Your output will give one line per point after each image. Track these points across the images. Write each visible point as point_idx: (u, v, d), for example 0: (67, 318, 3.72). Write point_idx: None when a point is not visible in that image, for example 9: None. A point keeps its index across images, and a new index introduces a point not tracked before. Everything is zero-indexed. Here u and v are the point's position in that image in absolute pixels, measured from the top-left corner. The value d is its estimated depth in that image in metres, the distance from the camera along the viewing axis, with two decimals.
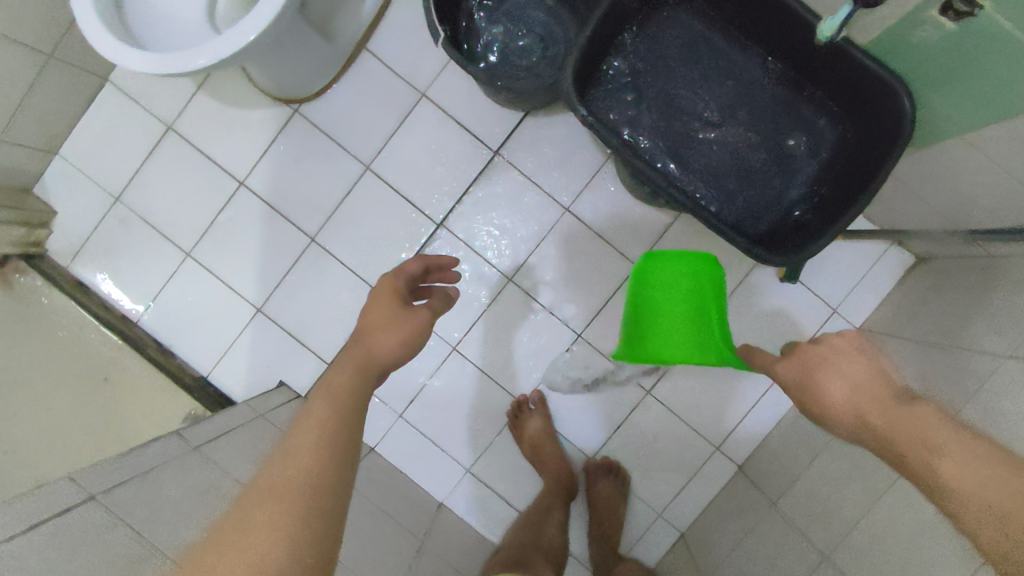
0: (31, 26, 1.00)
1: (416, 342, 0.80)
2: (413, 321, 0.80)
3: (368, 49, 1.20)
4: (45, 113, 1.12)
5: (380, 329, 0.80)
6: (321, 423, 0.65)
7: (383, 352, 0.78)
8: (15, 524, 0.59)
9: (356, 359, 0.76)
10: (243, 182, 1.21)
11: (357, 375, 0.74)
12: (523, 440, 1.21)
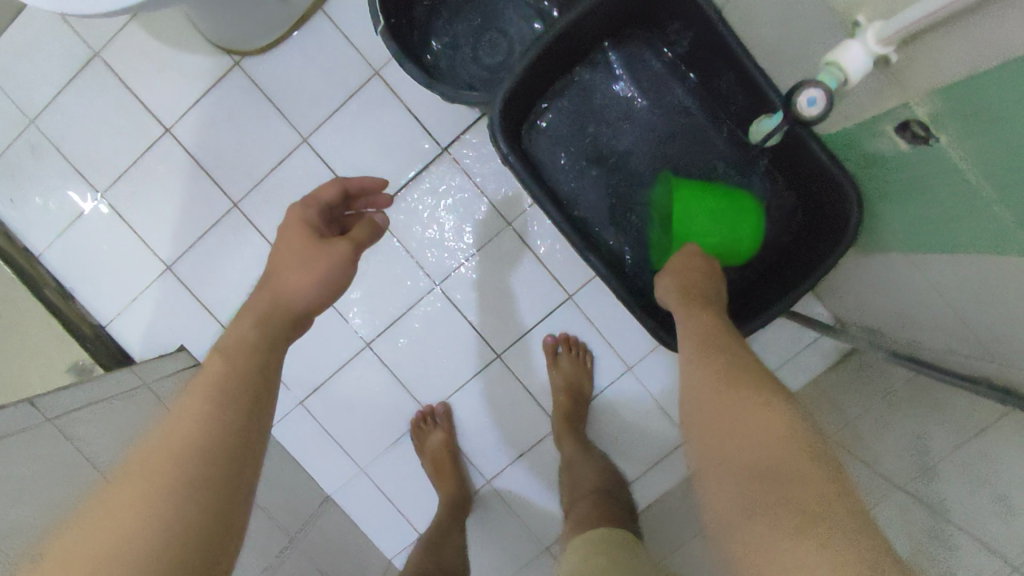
0: None
1: (335, 278, 0.70)
2: (330, 254, 0.71)
3: (325, 12, 1.09)
4: None
5: (289, 269, 0.70)
6: (207, 397, 0.56)
7: (294, 293, 0.69)
8: None
9: (258, 309, 0.68)
10: (170, 130, 1.12)
11: (256, 328, 0.65)
12: (424, 455, 1.16)
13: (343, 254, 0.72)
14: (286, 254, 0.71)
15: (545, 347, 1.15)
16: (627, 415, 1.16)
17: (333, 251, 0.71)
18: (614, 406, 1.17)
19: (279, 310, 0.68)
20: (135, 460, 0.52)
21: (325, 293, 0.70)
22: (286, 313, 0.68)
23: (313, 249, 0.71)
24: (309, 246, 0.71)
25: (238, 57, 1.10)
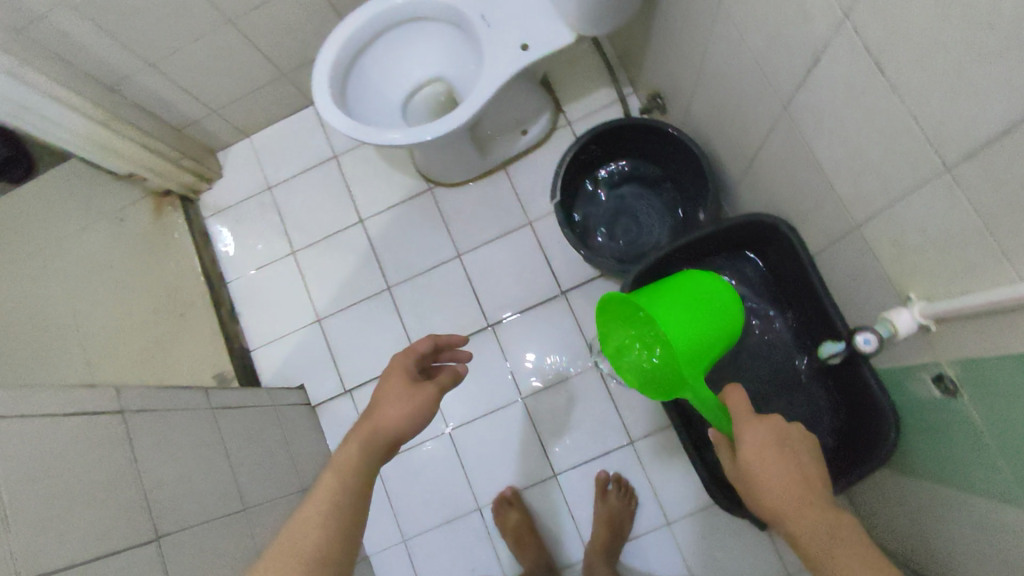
0: (286, 57, 1.31)
1: (423, 414, 0.87)
2: (423, 396, 0.88)
3: (507, 171, 1.41)
4: (256, 109, 1.42)
5: (390, 404, 0.87)
6: (326, 497, 0.78)
7: (391, 425, 0.85)
8: (62, 405, 0.79)
9: (363, 431, 0.84)
10: (363, 221, 1.45)
11: (358, 452, 0.82)
12: (506, 531, 1.27)
13: (431, 397, 0.89)
14: (389, 390, 0.89)
15: (597, 479, 1.28)
16: (656, 569, 1.25)
17: (425, 392, 0.89)
18: (644, 557, 1.26)
19: (376, 433, 0.84)
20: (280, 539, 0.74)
21: (411, 427, 0.86)
22: (382, 439, 0.85)
23: (409, 390, 0.89)
24: (406, 388, 0.89)
25: (433, 185, 1.44)
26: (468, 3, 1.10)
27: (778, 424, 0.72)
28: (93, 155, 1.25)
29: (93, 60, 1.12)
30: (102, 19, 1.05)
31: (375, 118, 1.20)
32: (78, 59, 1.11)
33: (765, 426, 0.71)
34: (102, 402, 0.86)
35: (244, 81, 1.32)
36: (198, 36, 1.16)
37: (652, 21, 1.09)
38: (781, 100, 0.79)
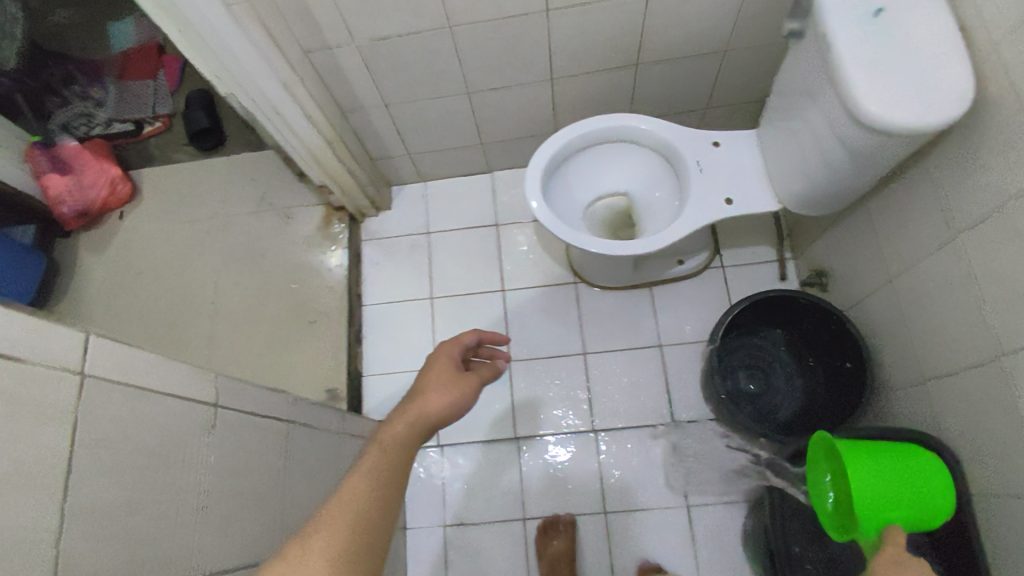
0: (493, 130, 1.42)
1: (465, 402, 0.83)
2: (466, 387, 0.84)
3: (652, 291, 1.47)
4: (444, 162, 1.54)
5: (433, 389, 0.83)
6: (379, 470, 0.68)
7: (435, 409, 0.80)
8: (250, 404, 0.83)
9: (409, 412, 0.78)
10: (504, 291, 1.52)
11: (406, 432, 0.75)
12: (542, 556, 1.29)
13: (472, 389, 0.85)
14: (434, 375, 0.85)
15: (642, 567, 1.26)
16: None
17: (467, 383, 0.85)
18: None
19: (422, 413, 0.78)
20: (324, 506, 0.63)
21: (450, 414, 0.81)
22: (426, 425, 0.78)
23: (451, 377, 0.85)
24: (450, 376, 0.85)
25: (580, 280, 1.51)
26: (685, 145, 1.19)
27: None
28: (303, 163, 1.35)
29: (348, 91, 1.25)
30: (372, 65, 1.18)
31: (562, 214, 1.28)
32: (336, 87, 1.24)
33: None
34: (278, 410, 0.91)
35: (450, 139, 1.44)
36: (437, 97, 1.29)
37: (848, 213, 1.15)
38: (994, 347, 0.82)
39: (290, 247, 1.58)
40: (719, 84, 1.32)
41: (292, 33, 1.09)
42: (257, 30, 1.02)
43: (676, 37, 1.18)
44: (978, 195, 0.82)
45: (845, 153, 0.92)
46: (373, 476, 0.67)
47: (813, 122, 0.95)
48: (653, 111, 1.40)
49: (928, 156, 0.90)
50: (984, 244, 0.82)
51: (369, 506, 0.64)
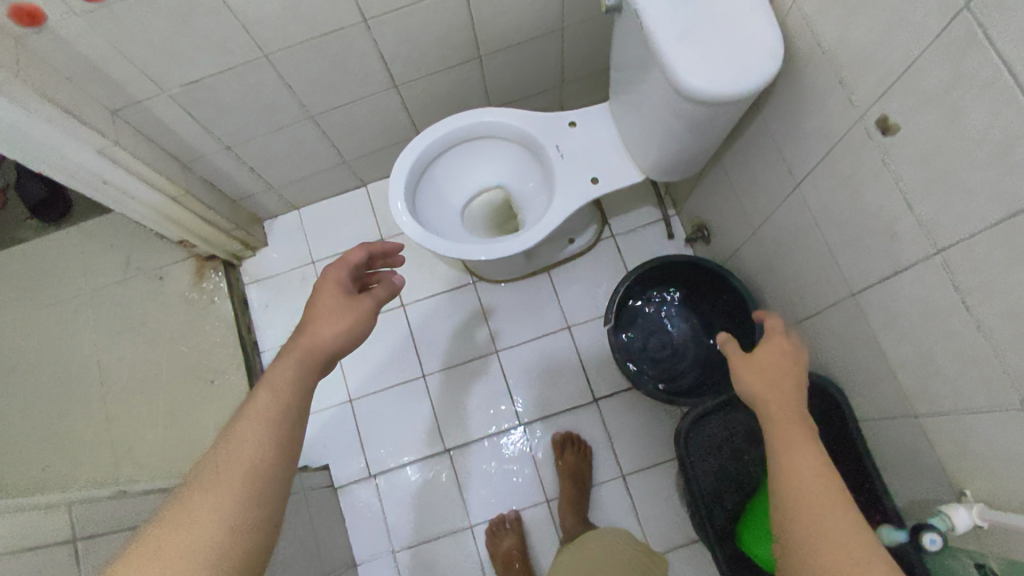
0: (351, 146, 1.35)
1: (362, 326, 0.76)
2: (358, 308, 0.77)
3: (550, 274, 1.47)
4: (312, 187, 1.46)
5: (323, 316, 0.75)
6: (265, 411, 0.62)
7: (326, 337, 0.73)
8: (128, 519, 0.77)
9: (299, 346, 0.71)
10: (404, 306, 1.48)
11: (297, 365, 0.69)
12: (495, 558, 1.30)
13: (369, 309, 0.78)
14: (323, 303, 0.77)
15: (553, 441, 1.36)
16: None
17: (359, 307, 0.78)
18: None
19: (313, 344, 0.72)
20: (208, 455, 0.58)
21: (349, 339, 0.75)
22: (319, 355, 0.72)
23: (342, 302, 0.77)
24: (341, 300, 0.78)
25: (479, 279, 1.48)
26: (541, 131, 1.16)
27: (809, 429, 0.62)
28: (152, 223, 1.24)
29: (178, 141, 1.14)
30: (195, 110, 1.07)
31: (437, 220, 1.24)
32: (164, 141, 1.12)
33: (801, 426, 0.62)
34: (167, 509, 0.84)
35: (307, 164, 1.35)
36: (279, 127, 1.20)
37: (708, 168, 1.17)
38: (848, 285, 0.86)
39: (167, 309, 1.46)
40: (568, 58, 1.29)
41: (89, 96, 0.96)
42: (42, 103, 0.89)
43: (511, 22, 1.14)
44: (810, 145, 0.84)
45: (685, 122, 0.91)
46: (263, 419, 0.61)
47: (650, 95, 0.95)
48: (510, 95, 1.36)
49: (761, 111, 0.92)
50: (822, 190, 0.84)
51: (262, 448, 0.59)
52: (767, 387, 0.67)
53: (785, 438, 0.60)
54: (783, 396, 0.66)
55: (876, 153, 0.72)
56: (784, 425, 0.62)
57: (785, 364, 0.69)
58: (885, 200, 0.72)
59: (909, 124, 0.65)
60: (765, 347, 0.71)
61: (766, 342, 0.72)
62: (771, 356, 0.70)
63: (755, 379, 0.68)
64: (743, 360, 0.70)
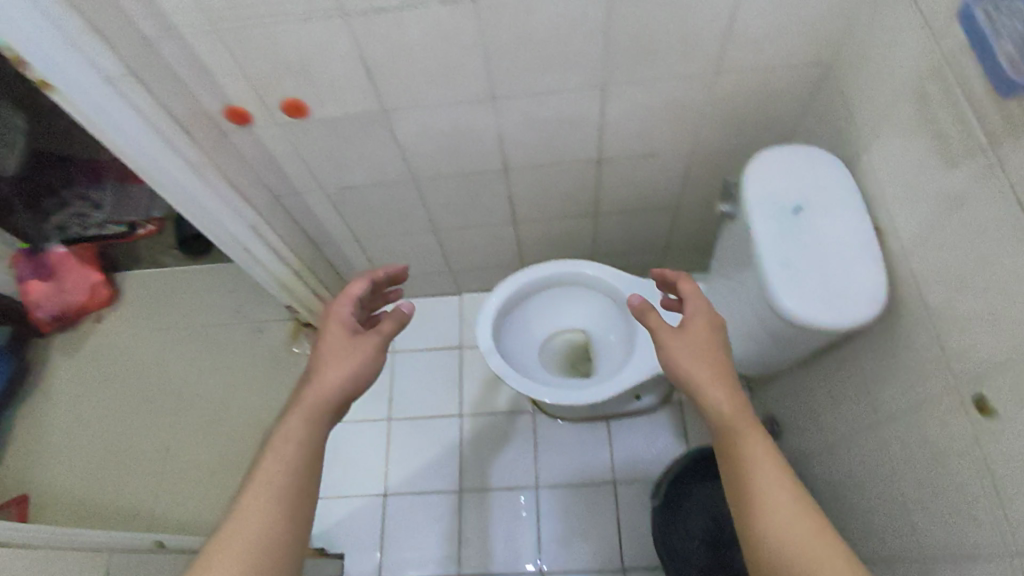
0: (458, 259, 1.46)
1: (368, 369, 0.82)
2: (362, 350, 0.83)
3: (608, 424, 1.47)
4: (412, 284, 1.57)
5: (330, 359, 0.82)
6: (273, 474, 0.70)
7: (333, 384, 0.79)
8: None
9: (307, 397, 0.78)
10: (462, 415, 1.52)
11: (305, 421, 0.76)
12: None
13: (374, 347, 0.84)
14: (331, 345, 0.83)
15: None
16: None
17: (362, 348, 0.83)
18: None
19: (318, 391, 0.78)
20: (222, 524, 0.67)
21: (356, 379, 0.81)
22: (328, 403, 0.78)
23: (346, 342, 0.84)
24: (346, 342, 0.84)
25: (536, 409, 1.51)
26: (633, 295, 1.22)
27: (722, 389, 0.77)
28: (271, 287, 1.37)
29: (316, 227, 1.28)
30: (340, 208, 1.21)
31: (513, 349, 1.30)
32: (305, 225, 1.27)
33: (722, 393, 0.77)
34: None
35: (415, 267, 1.47)
36: (403, 233, 1.33)
37: (791, 372, 1.17)
38: (918, 547, 0.81)
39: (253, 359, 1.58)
40: (675, 230, 1.37)
41: (262, 184, 1.10)
42: (225, 186, 1.02)
43: (629, 193, 1.24)
44: (899, 391, 0.84)
45: (778, 334, 0.93)
46: (270, 491, 0.69)
47: (746, 298, 0.98)
48: (612, 250, 1.44)
49: (854, 341, 0.93)
50: (905, 439, 0.82)
51: (266, 526, 0.67)
52: (698, 363, 0.79)
53: (711, 402, 0.75)
54: (704, 366, 0.78)
55: (967, 427, 0.70)
56: (710, 391, 0.76)
57: (705, 337, 0.81)
58: (971, 478, 0.70)
59: (1011, 417, 0.64)
60: (691, 325, 0.83)
61: (691, 319, 0.84)
62: (696, 331, 0.82)
63: (686, 357, 0.80)
64: (674, 341, 0.82)
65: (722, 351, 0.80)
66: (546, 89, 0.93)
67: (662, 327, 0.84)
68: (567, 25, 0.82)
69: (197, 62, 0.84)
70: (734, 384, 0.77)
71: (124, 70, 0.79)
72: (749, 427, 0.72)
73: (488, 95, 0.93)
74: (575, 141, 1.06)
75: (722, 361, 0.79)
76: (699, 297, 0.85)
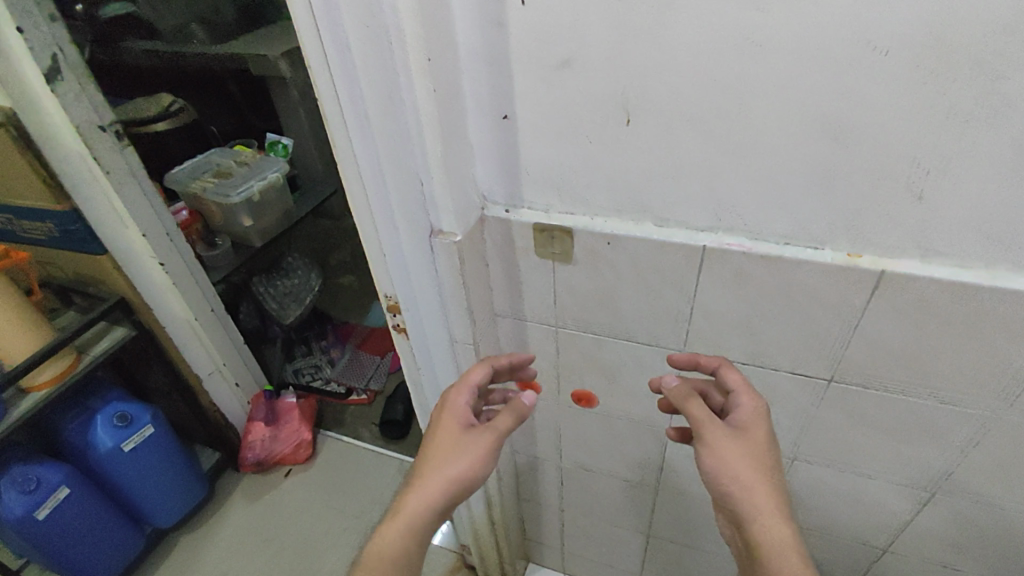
0: (658, 573, 1.23)
1: (481, 469, 0.71)
2: (476, 447, 0.72)
3: None
4: (592, 573, 1.33)
5: (441, 452, 0.73)
6: None
7: (440, 484, 0.70)
8: None
9: (415, 494, 0.71)
10: None
11: (407, 532, 0.69)
12: None
13: (485, 448, 0.72)
14: (442, 442, 0.73)
15: None
16: None
17: (477, 444, 0.72)
18: None
19: (422, 500, 0.70)
20: None
21: (461, 482, 0.71)
22: (436, 501, 0.71)
23: (459, 441, 0.73)
24: (460, 437, 0.73)
25: None
26: None
27: (764, 467, 0.66)
28: (460, 529, 1.25)
29: (532, 490, 1.17)
30: (566, 483, 1.11)
31: None
32: (524, 485, 1.17)
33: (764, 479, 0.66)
34: None
35: (608, 563, 1.27)
36: (615, 527, 1.16)
37: None
38: None
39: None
40: None
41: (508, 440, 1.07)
42: None
43: None
44: None
45: None
46: None
47: None
48: None
49: None
50: None
51: None
52: (760, 473, 0.66)
53: (765, 517, 0.65)
54: (762, 483, 0.66)
55: None
56: (767, 507, 0.65)
57: (762, 441, 0.68)
58: None
59: None
60: (750, 429, 0.68)
61: (747, 418, 0.69)
62: (754, 433, 0.68)
63: (741, 465, 0.66)
64: (728, 440, 0.68)
65: (774, 454, 0.68)
66: (863, 471, 0.81)
67: (710, 421, 0.68)
68: (925, 433, 0.72)
69: (521, 341, 0.88)
70: (784, 487, 0.67)
71: (470, 338, 0.81)
72: (800, 549, 0.64)
73: (786, 453, 0.85)
74: (872, 524, 0.89)
75: (777, 467, 0.67)
76: (750, 391, 0.71)
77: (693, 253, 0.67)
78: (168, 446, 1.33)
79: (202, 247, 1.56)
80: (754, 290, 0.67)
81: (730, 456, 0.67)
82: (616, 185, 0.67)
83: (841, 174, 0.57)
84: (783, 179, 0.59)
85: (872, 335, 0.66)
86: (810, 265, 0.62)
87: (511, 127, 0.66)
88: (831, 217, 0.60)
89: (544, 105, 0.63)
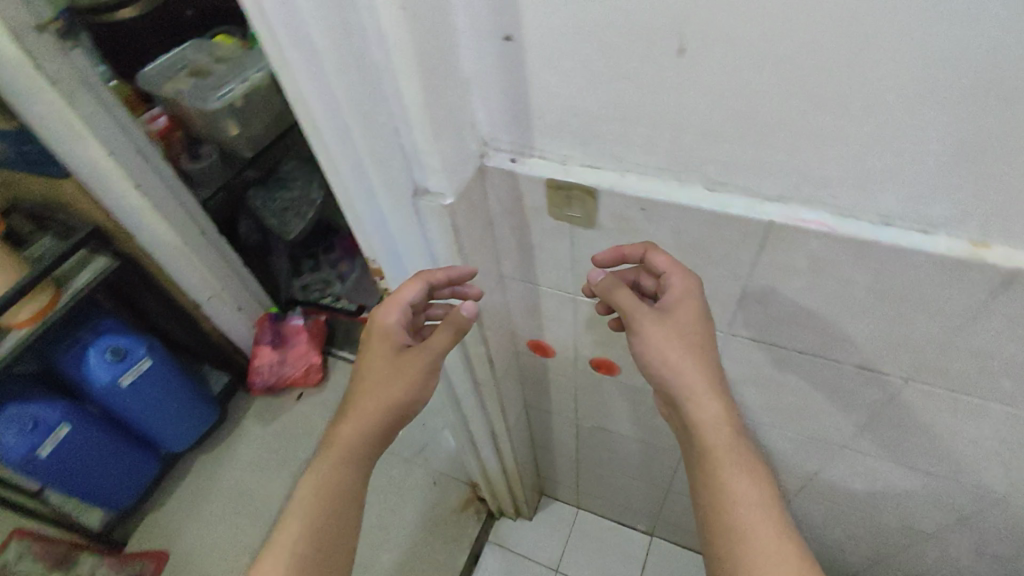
0: (675, 518, 1.20)
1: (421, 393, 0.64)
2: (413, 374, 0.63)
3: None
4: (605, 510, 1.32)
5: (376, 380, 0.64)
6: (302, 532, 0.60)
7: (377, 412, 0.64)
8: None
9: (353, 422, 0.64)
10: None
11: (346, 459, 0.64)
12: None
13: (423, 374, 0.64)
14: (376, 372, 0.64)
15: None
16: None
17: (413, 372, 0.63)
18: None
19: (361, 429, 0.64)
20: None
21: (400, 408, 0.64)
22: (375, 428, 0.64)
23: (394, 369, 0.64)
24: (394, 361, 0.64)
25: None
26: None
27: (696, 349, 0.57)
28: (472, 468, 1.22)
29: (546, 438, 1.11)
30: (582, 436, 1.04)
31: None
32: (537, 433, 1.11)
33: (694, 363, 0.57)
34: None
35: (622, 504, 1.25)
36: (632, 478, 1.11)
37: None
38: None
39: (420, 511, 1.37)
40: None
41: (522, 396, 0.98)
42: (493, 404, 0.91)
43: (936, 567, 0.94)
44: None
45: None
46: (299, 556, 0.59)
47: None
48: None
49: None
50: None
51: None
52: (689, 355, 0.57)
53: (699, 401, 0.57)
54: (692, 366, 0.57)
55: None
56: (699, 388, 0.57)
57: (695, 323, 0.57)
58: None
59: None
60: (678, 311, 0.57)
61: (679, 300, 0.57)
62: (683, 314, 0.57)
63: (668, 350, 0.57)
64: (654, 328, 0.58)
65: (709, 349, 0.58)
66: (925, 468, 0.70)
67: (636, 310, 0.58)
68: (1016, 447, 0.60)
69: (535, 307, 0.76)
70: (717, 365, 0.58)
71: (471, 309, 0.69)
72: (736, 428, 0.58)
73: (831, 437, 0.75)
74: (919, 511, 0.80)
75: (712, 345, 0.58)
76: (681, 267, 0.57)
77: (753, 230, 0.51)
78: (170, 375, 1.28)
79: (186, 159, 1.44)
80: (830, 277, 0.52)
81: (656, 339, 0.58)
82: (656, 136, 0.49)
83: (995, 142, 0.38)
84: (901, 143, 0.41)
85: (979, 344, 0.51)
86: (914, 256, 0.46)
87: (516, 54, 0.48)
88: (959, 198, 0.43)
89: (561, 28, 0.44)
